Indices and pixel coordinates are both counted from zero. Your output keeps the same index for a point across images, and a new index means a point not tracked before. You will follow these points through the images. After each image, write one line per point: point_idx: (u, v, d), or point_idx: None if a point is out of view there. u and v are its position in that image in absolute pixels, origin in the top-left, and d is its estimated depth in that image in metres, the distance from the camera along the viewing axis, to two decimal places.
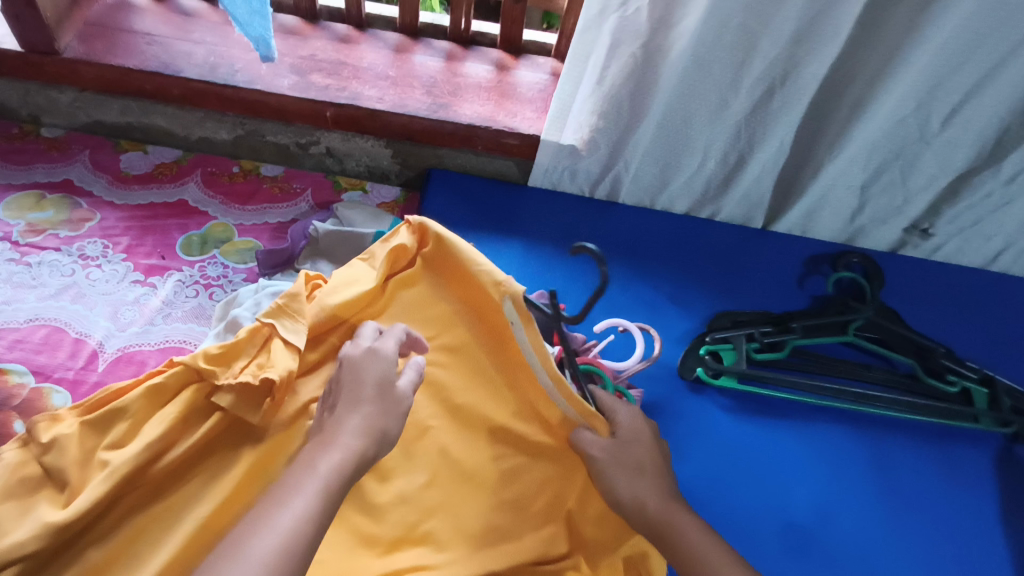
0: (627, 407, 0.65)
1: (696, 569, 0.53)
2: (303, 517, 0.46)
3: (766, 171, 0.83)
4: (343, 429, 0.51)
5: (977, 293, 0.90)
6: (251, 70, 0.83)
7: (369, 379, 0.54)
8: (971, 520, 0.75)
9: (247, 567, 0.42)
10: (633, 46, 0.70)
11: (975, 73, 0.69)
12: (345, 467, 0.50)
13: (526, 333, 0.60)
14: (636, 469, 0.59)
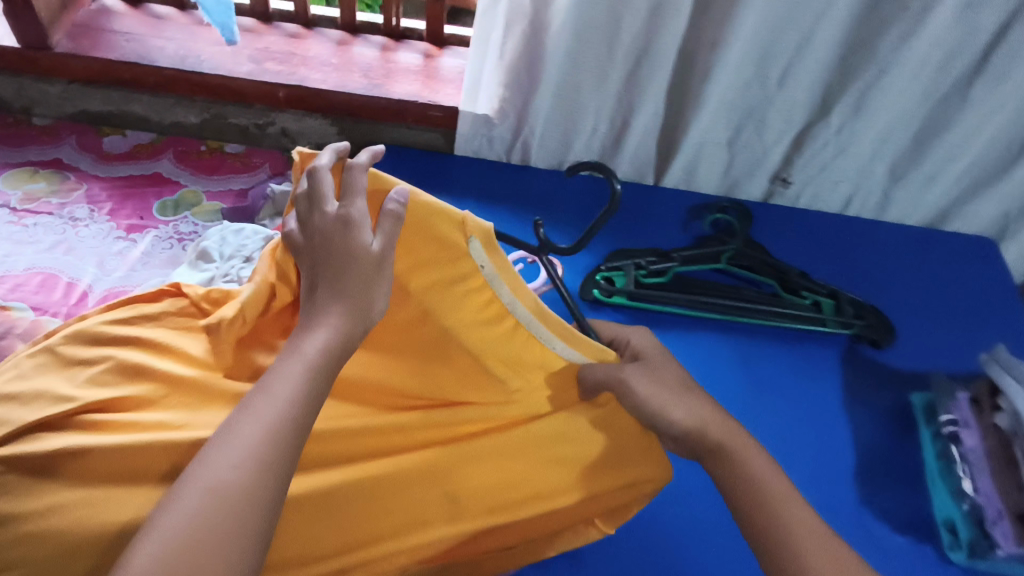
0: (639, 334, 0.71)
1: (757, 483, 0.58)
2: (288, 414, 0.50)
3: (648, 133, 1.01)
4: (334, 328, 0.55)
5: (825, 231, 1.09)
6: (215, 60, 0.99)
7: (358, 248, 0.56)
8: (820, 400, 0.91)
9: (239, 443, 0.48)
10: (522, 25, 0.87)
11: (794, 39, 0.87)
12: (326, 361, 0.53)
13: (506, 275, 0.60)
14: (679, 389, 0.64)
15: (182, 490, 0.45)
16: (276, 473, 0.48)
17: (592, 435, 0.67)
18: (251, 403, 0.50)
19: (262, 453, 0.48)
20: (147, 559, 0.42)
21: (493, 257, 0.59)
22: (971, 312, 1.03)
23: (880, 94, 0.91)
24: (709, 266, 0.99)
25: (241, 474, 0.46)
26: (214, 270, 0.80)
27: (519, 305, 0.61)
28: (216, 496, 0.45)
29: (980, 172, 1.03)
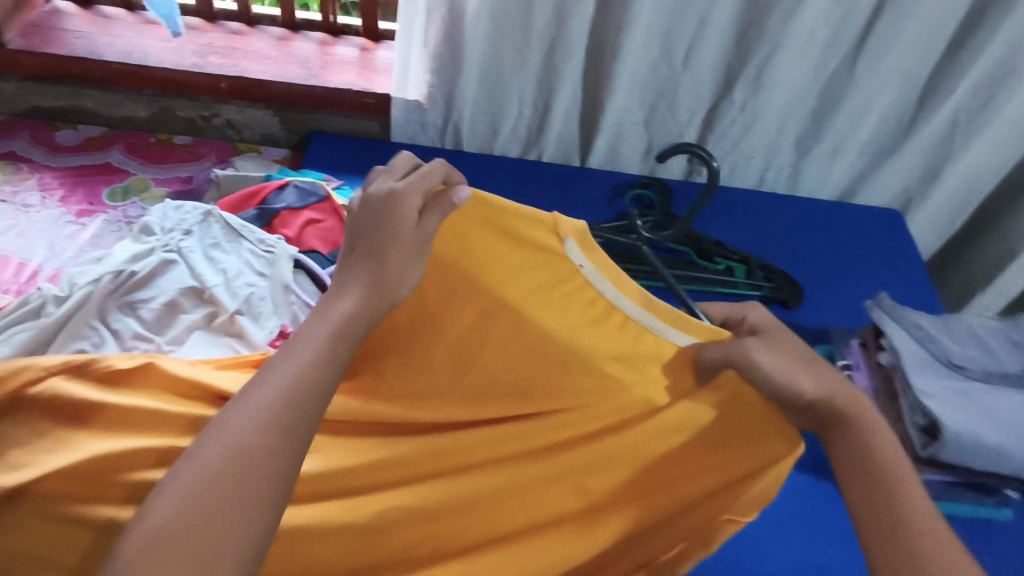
0: (756, 307, 0.62)
1: (881, 447, 0.54)
2: (310, 375, 0.48)
3: (570, 115, 1.08)
4: (362, 302, 0.52)
5: (741, 205, 1.16)
6: (160, 55, 1.06)
7: (401, 223, 0.53)
8: None
9: (264, 407, 0.45)
10: (441, 13, 0.95)
11: (691, 20, 0.95)
12: (348, 329, 0.51)
13: (594, 260, 0.55)
14: (805, 357, 0.56)
15: (199, 449, 0.43)
16: (295, 436, 0.45)
17: (692, 417, 0.59)
18: (273, 366, 0.47)
19: (279, 412, 0.45)
20: (164, 512, 0.41)
21: (588, 251, 0.55)
22: (870, 275, 1.12)
23: (774, 71, 1.00)
24: (630, 237, 1.06)
25: (257, 432, 0.44)
26: (155, 241, 0.86)
27: (618, 299, 0.56)
28: (234, 454, 0.43)
29: (878, 142, 1.13)
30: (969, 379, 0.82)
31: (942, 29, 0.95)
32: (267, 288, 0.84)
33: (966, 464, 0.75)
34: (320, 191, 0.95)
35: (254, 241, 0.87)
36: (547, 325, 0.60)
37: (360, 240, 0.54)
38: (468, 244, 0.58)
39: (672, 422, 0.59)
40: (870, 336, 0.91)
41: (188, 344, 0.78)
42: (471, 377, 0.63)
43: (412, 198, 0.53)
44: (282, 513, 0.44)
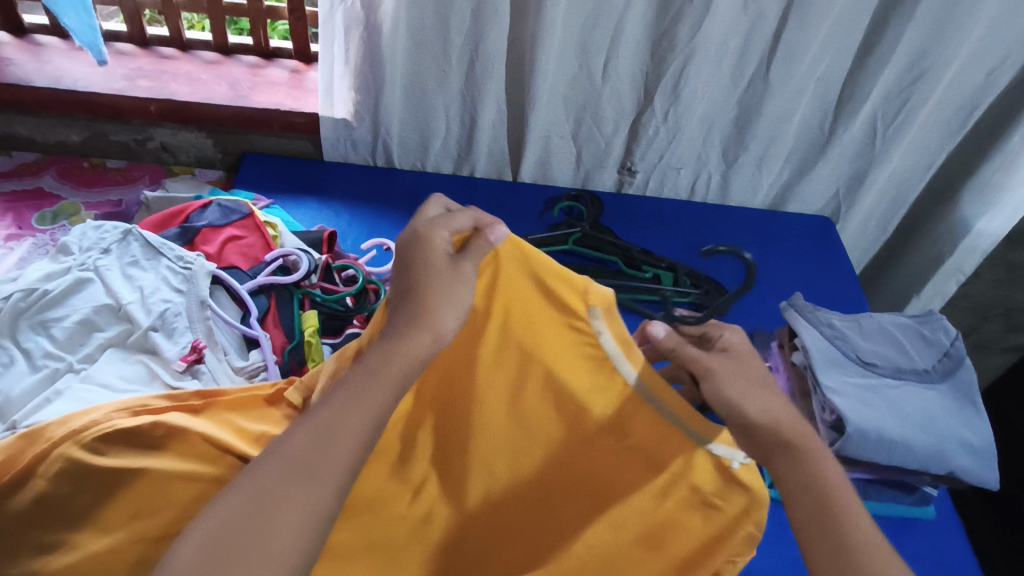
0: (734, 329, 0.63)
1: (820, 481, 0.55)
2: (341, 421, 0.50)
3: (497, 130, 1.11)
4: (401, 348, 0.54)
5: (672, 215, 1.18)
6: (89, 79, 1.08)
7: (433, 257, 0.57)
8: None
9: (304, 459, 0.48)
10: (359, 30, 0.97)
11: (605, 34, 1.00)
12: (381, 377, 0.52)
13: (610, 326, 0.59)
14: (760, 379, 0.59)
15: (228, 493, 0.46)
16: (324, 478, 0.48)
17: (664, 458, 0.61)
18: (312, 413, 0.51)
19: (306, 457, 0.48)
20: (183, 558, 0.43)
21: (606, 313, 0.59)
22: (801, 278, 1.13)
23: (690, 80, 1.04)
24: (559, 248, 1.07)
25: (279, 477, 0.47)
26: (71, 261, 0.85)
27: (620, 356, 0.59)
28: (259, 496, 0.46)
29: (801, 149, 1.16)
30: (879, 376, 0.83)
31: (850, 35, 0.99)
32: (182, 304, 0.83)
33: (872, 459, 0.76)
34: (243, 209, 0.97)
35: (173, 258, 0.87)
36: (565, 395, 0.65)
37: (410, 280, 0.57)
38: (504, 292, 0.62)
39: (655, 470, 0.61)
40: (785, 337, 0.93)
41: (99, 361, 0.77)
42: (502, 434, 0.69)
43: (443, 236, 0.58)
44: (318, 551, 0.47)
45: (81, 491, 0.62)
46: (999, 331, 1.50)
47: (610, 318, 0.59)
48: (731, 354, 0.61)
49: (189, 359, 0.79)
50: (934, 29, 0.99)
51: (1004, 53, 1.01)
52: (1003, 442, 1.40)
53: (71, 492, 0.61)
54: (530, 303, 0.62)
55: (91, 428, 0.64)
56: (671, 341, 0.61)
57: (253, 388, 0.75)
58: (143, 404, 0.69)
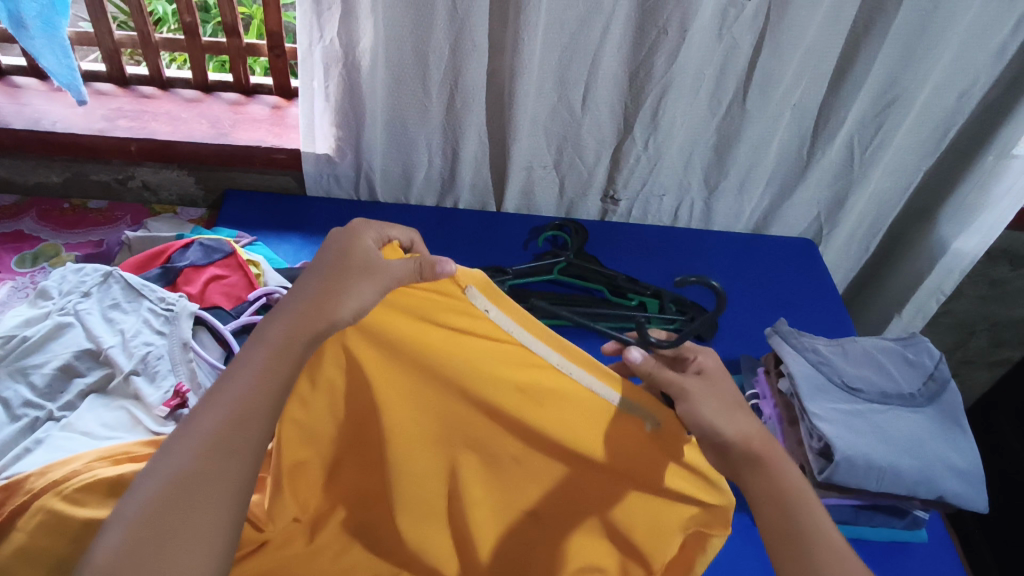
0: (707, 349, 0.67)
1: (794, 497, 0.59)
2: (252, 399, 0.55)
3: (479, 162, 1.12)
4: (297, 326, 0.58)
5: (655, 241, 1.19)
6: (68, 120, 1.07)
7: (358, 252, 0.60)
8: None
9: (221, 437, 0.53)
10: (338, 68, 0.98)
11: (583, 67, 1.01)
12: (287, 360, 0.58)
13: (504, 312, 0.60)
14: (733, 403, 0.62)
15: (146, 479, 0.50)
16: (246, 451, 0.53)
17: (624, 462, 0.65)
18: (219, 393, 0.55)
19: (227, 435, 0.53)
20: (114, 541, 0.47)
21: (485, 293, 0.60)
22: (786, 302, 1.13)
23: (668, 109, 1.05)
24: (544, 277, 1.07)
25: (198, 460, 0.51)
26: (51, 305, 0.85)
27: (515, 328, 0.60)
28: (186, 479, 0.50)
29: (781, 173, 1.17)
30: (865, 402, 0.84)
31: (822, 62, 1.01)
32: (164, 346, 0.82)
33: (860, 486, 0.76)
34: (225, 247, 0.97)
35: (155, 299, 0.86)
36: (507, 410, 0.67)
37: (327, 279, 0.59)
38: (403, 299, 0.62)
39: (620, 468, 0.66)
40: (771, 363, 0.94)
41: (80, 408, 0.76)
42: (450, 434, 0.71)
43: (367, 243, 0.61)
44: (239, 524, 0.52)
45: (58, 543, 0.60)
46: (985, 346, 1.51)
47: (492, 295, 0.60)
48: (707, 377, 0.63)
49: (171, 404, 0.77)
50: (904, 55, 1.01)
51: (973, 76, 1.03)
52: (993, 458, 1.40)
53: (49, 545, 0.60)
54: (418, 308, 0.62)
55: (72, 479, 0.63)
56: (651, 365, 0.63)
57: None
58: (125, 451, 0.68)
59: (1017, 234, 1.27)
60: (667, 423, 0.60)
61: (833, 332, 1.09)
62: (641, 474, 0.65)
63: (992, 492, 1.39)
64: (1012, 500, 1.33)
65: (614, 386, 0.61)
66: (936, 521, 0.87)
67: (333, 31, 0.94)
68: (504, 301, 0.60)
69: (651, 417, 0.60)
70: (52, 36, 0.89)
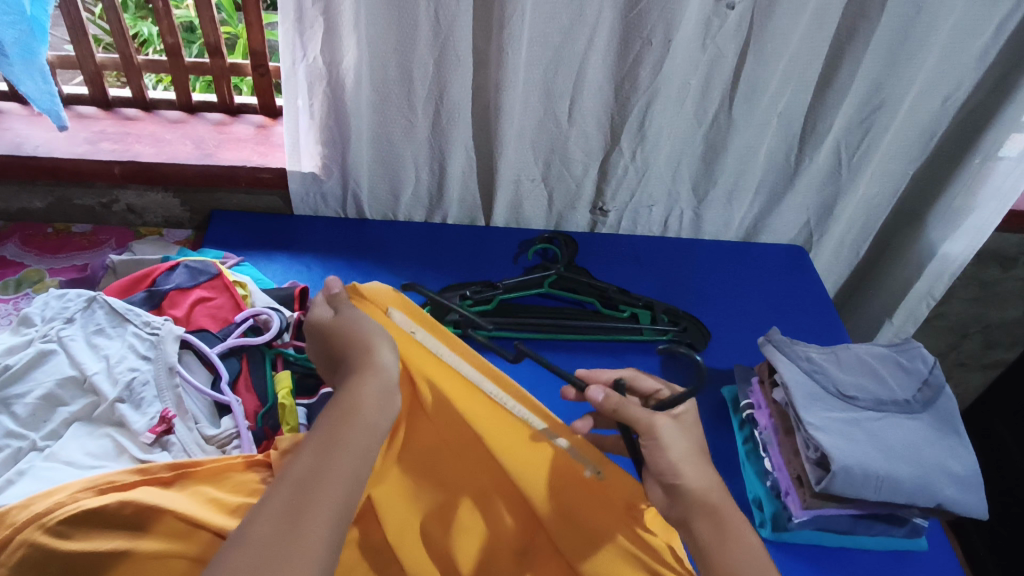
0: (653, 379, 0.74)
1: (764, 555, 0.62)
2: (324, 467, 0.54)
3: (466, 176, 1.11)
4: (354, 393, 0.62)
5: (644, 251, 1.18)
6: (50, 144, 1.06)
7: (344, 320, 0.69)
8: None
9: (292, 498, 0.52)
10: (322, 85, 0.97)
11: (569, 78, 1.01)
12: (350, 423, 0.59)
13: (447, 346, 0.72)
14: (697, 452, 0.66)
15: (226, 552, 0.49)
16: (322, 518, 0.51)
17: (581, 493, 0.71)
18: (283, 472, 0.54)
19: (301, 503, 0.52)
20: None
21: (411, 317, 0.73)
22: (778, 310, 1.12)
23: (655, 118, 1.05)
24: (535, 291, 1.06)
25: (272, 522, 0.50)
26: (34, 332, 0.83)
27: (463, 364, 0.72)
28: (271, 548, 0.49)
29: (769, 181, 1.17)
30: (860, 409, 0.83)
31: (808, 69, 1.01)
32: (150, 372, 0.80)
33: (859, 496, 0.75)
34: (211, 269, 0.96)
35: (140, 323, 0.84)
36: (472, 443, 0.75)
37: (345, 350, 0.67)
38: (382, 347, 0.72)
39: (583, 498, 0.71)
40: (765, 373, 0.93)
41: (64, 437, 0.74)
42: (424, 473, 0.75)
43: (325, 312, 0.71)
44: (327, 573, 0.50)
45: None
46: (978, 348, 1.50)
47: (425, 324, 0.73)
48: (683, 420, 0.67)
49: (157, 431, 0.76)
50: (888, 62, 1.01)
51: (957, 80, 1.03)
52: (991, 462, 1.39)
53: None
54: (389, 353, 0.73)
55: (56, 511, 0.61)
56: (613, 402, 0.65)
57: (224, 459, 0.72)
58: (110, 481, 0.66)
59: (1006, 236, 1.27)
60: (608, 470, 0.70)
61: (827, 339, 1.08)
62: (585, 501, 0.71)
63: (992, 496, 1.38)
64: (1011, 503, 1.32)
65: (547, 420, 0.72)
66: (936, 528, 0.86)
67: (316, 49, 0.93)
68: (452, 343, 0.73)
69: (595, 465, 0.70)
70: (31, 62, 0.88)
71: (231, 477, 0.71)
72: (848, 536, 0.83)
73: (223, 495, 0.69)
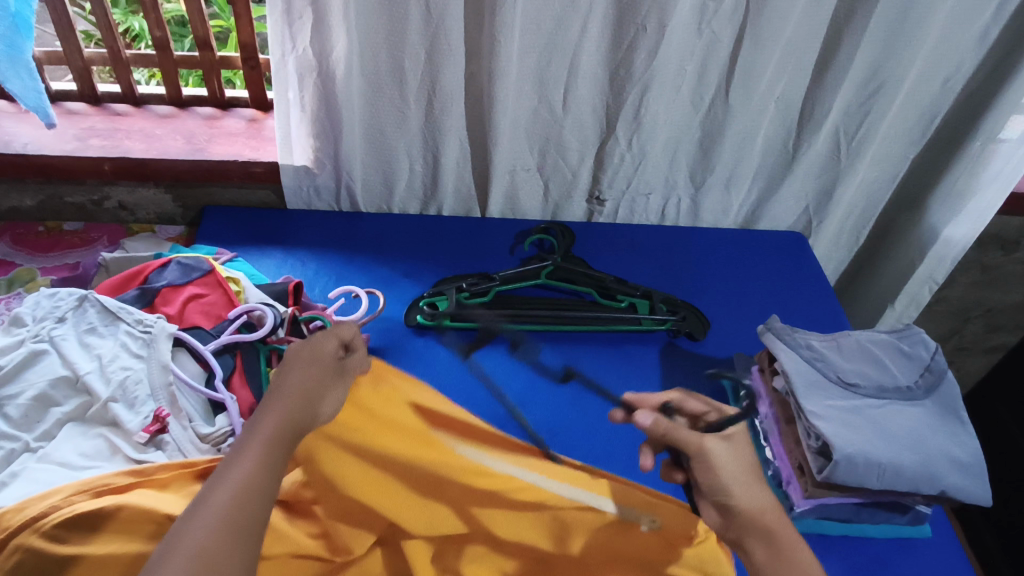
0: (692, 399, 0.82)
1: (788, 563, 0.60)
2: (253, 481, 0.53)
3: (461, 167, 1.10)
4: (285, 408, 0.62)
5: (641, 240, 1.17)
6: (37, 142, 1.05)
7: (320, 354, 0.68)
8: None
9: (229, 509, 0.51)
10: (312, 77, 0.96)
11: (563, 66, 1.00)
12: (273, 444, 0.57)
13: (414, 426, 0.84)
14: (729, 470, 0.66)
15: (166, 563, 0.47)
16: (251, 530, 0.51)
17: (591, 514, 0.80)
18: (219, 479, 0.53)
19: (235, 516, 0.51)
20: None
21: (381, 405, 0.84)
22: (778, 297, 1.11)
23: (651, 105, 1.03)
24: (532, 282, 1.05)
25: (217, 534, 0.49)
26: (24, 332, 0.81)
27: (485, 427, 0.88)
28: (205, 562, 0.48)
29: (767, 167, 1.16)
30: (862, 397, 0.82)
31: (805, 53, 1.00)
32: (143, 370, 0.79)
33: (862, 484, 0.75)
34: (203, 265, 0.94)
35: (132, 322, 0.83)
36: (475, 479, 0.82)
37: (301, 373, 0.65)
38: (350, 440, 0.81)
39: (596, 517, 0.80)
40: (765, 362, 0.92)
41: (58, 437, 0.73)
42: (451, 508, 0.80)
43: (331, 348, 0.70)
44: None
45: None
46: (980, 332, 1.49)
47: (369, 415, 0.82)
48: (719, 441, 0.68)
49: (151, 430, 0.75)
50: (885, 44, 1.00)
51: (957, 61, 1.02)
52: (994, 448, 1.39)
53: None
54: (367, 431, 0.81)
55: (51, 515, 0.60)
56: (660, 429, 0.72)
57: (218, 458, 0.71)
58: (105, 483, 0.65)
59: (1007, 219, 1.26)
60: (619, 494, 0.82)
61: (828, 327, 1.07)
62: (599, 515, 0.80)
63: (996, 483, 1.37)
64: (1015, 490, 1.32)
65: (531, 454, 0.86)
66: (941, 515, 0.86)
67: (305, 40, 0.92)
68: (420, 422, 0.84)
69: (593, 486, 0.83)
70: (16, 58, 0.86)
71: None
72: (851, 525, 0.82)
73: None
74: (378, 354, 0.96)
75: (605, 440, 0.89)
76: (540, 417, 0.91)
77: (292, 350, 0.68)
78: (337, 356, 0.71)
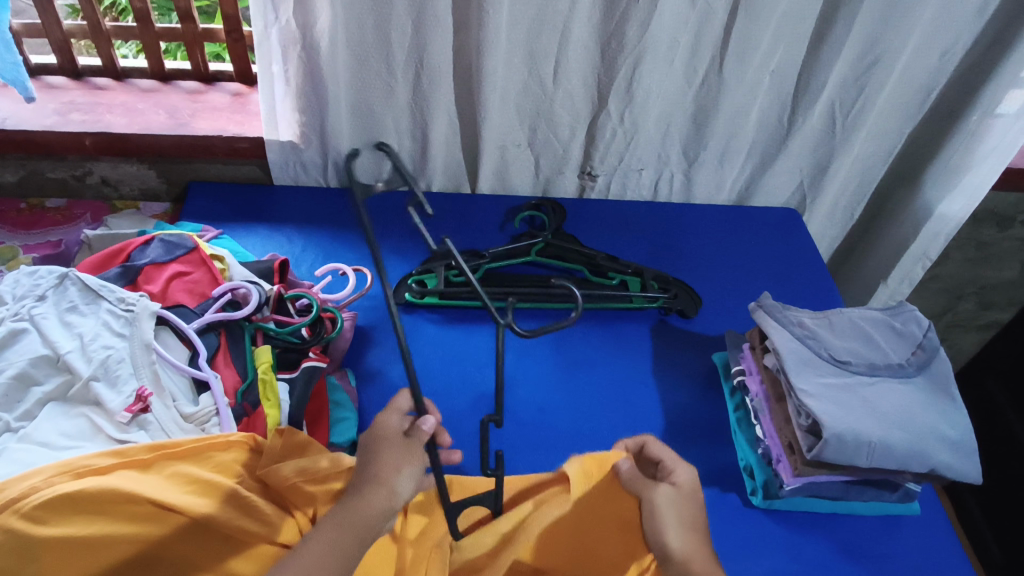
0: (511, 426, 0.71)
1: None
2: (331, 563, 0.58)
3: (450, 142, 1.08)
4: (364, 505, 0.61)
5: (633, 216, 1.16)
6: (16, 116, 1.03)
7: (388, 431, 0.66)
8: (636, 377, 0.94)
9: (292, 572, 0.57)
10: (296, 50, 0.94)
11: (553, 39, 0.97)
12: (353, 529, 0.60)
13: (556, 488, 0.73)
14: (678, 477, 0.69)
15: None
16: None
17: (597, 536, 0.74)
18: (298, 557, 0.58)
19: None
20: None
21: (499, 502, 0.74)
22: (770, 274, 1.10)
23: (643, 79, 1.02)
24: (522, 259, 1.04)
25: None
26: (4, 311, 0.79)
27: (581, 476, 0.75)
28: None
29: (763, 141, 1.14)
30: (853, 374, 0.82)
31: (800, 25, 0.98)
32: (125, 349, 0.78)
33: (851, 463, 0.74)
34: (187, 243, 0.93)
35: (114, 299, 0.82)
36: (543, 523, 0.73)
37: (381, 456, 0.65)
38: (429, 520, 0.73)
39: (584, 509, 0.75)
40: (757, 339, 0.91)
41: (38, 417, 0.72)
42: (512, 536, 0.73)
43: (396, 423, 0.67)
44: None
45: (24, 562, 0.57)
46: (973, 309, 1.49)
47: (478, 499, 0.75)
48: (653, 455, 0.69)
49: (134, 409, 0.73)
50: (882, 16, 0.98)
51: (955, 33, 1.00)
52: (985, 426, 1.39)
53: (12, 563, 0.57)
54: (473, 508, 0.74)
55: (31, 496, 0.59)
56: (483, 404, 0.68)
57: (202, 439, 0.71)
58: (86, 464, 0.64)
59: (1003, 195, 1.25)
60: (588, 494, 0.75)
61: (821, 304, 1.06)
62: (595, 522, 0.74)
63: (986, 460, 1.37)
64: (1005, 468, 1.32)
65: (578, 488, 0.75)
66: (930, 493, 0.86)
67: (289, 11, 0.90)
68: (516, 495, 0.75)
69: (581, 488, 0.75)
70: None
71: (210, 456, 0.71)
72: (841, 503, 0.82)
73: (209, 474, 0.69)
74: (365, 333, 0.96)
75: (590, 419, 0.89)
76: (524, 396, 0.90)
77: (380, 422, 0.68)
78: (405, 429, 0.67)
